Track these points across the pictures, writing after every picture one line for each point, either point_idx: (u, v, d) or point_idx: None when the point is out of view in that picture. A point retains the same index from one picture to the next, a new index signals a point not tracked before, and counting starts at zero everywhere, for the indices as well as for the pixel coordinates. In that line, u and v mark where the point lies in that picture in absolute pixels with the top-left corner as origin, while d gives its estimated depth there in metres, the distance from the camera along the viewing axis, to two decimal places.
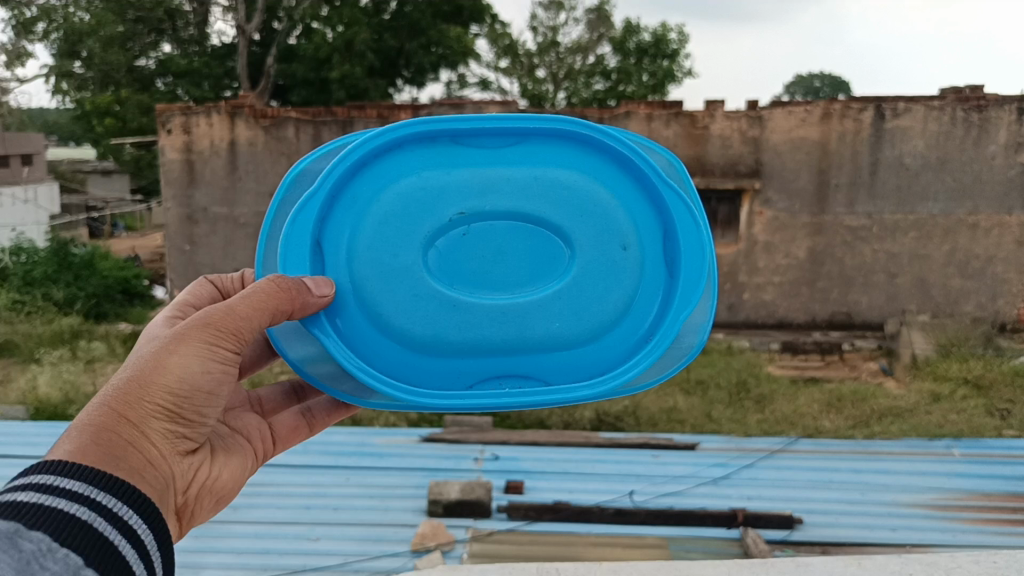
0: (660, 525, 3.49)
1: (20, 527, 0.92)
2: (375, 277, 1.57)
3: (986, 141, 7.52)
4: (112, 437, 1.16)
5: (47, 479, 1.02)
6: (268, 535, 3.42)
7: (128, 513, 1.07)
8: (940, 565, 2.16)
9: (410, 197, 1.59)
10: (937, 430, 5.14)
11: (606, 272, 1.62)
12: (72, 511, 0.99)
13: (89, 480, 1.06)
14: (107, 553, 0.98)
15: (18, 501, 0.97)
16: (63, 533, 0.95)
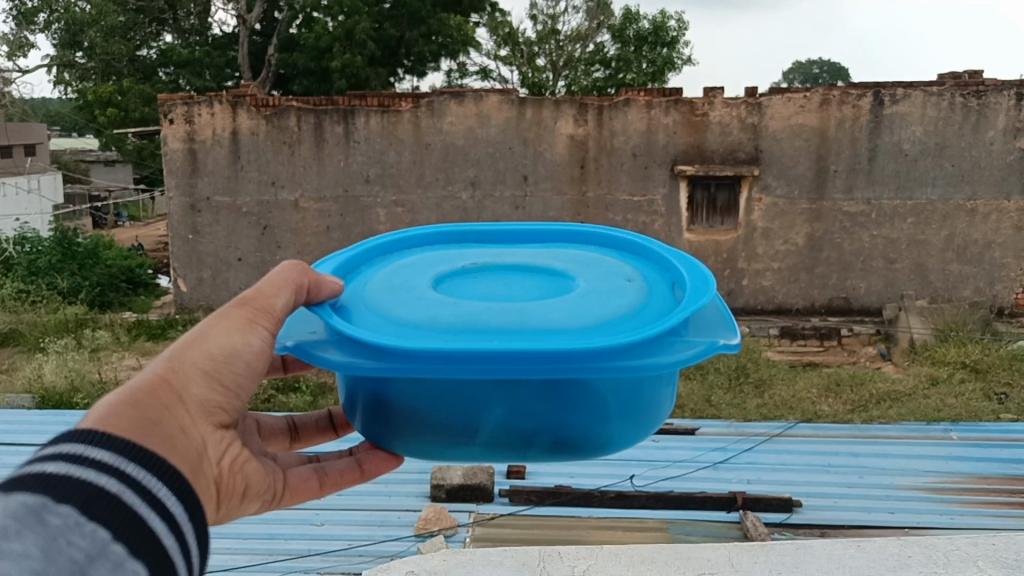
0: (660, 508, 3.54)
1: (40, 502, 0.67)
2: (373, 294, 1.34)
3: (985, 127, 7.55)
4: (120, 402, 0.83)
5: (70, 441, 0.73)
6: (275, 520, 3.47)
7: (170, 488, 0.78)
8: (938, 547, 2.21)
9: (421, 262, 1.53)
10: (935, 414, 5.19)
11: (612, 293, 1.34)
12: (105, 482, 0.72)
13: (119, 447, 0.76)
14: (145, 539, 0.71)
15: (40, 468, 0.70)
16: (94, 512, 0.69)
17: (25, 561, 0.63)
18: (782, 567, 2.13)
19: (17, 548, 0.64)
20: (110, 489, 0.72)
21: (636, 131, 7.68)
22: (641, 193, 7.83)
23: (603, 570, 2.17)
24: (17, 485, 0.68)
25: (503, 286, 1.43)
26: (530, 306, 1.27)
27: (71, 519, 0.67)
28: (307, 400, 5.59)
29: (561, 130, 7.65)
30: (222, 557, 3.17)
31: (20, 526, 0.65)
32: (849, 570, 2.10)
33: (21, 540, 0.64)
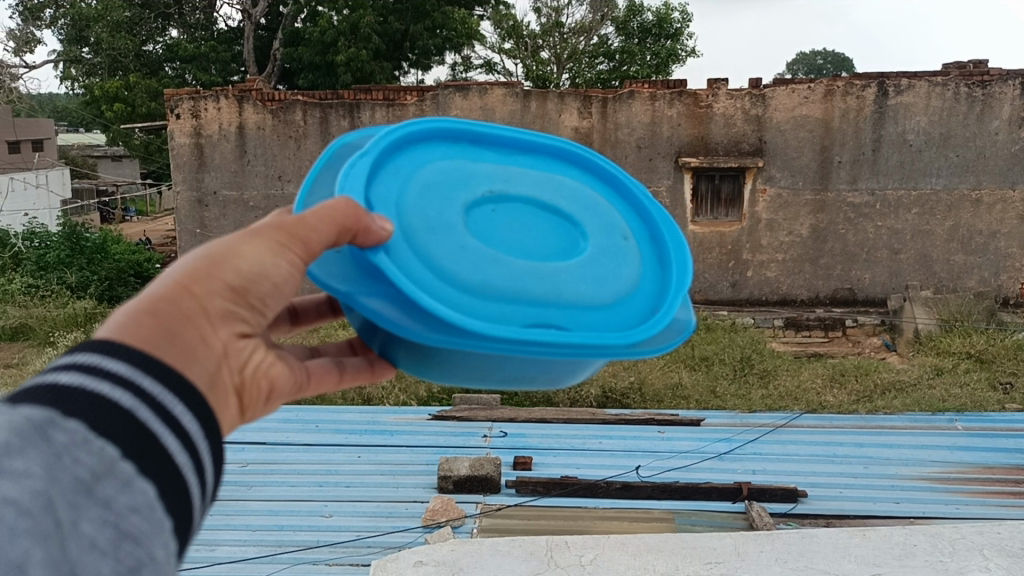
0: (666, 499, 3.57)
1: (46, 416, 0.57)
2: (413, 227, 1.04)
3: (989, 116, 7.55)
4: (142, 313, 0.69)
5: (86, 349, 0.63)
6: (284, 513, 3.52)
7: (192, 403, 0.66)
8: (944, 536, 2.23)
9: (442, 171, 1.17)
10: (941, 403, 5.21)
11: (614, 252, 1.17)
12: (120, 396, 0.61)
13: (143, 355, 0.64)
14: (157, 460, 0.61)
15: (52, 377, 0.60)
16: (104, 426, 0.59)
17: (25, 483, 0.55)
18: (788, 555, 2.16)
19: (19, 467, 0.55)
20: (126, 404, 0.61)
21: (640, 124, 7.70)
22: (646, 184, 7.85)
23: (610, 559, 2.19)
24: (24, 398, 0.59)
25: (512, 209, 1.17)
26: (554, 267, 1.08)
27: (78, 436, 0.57)
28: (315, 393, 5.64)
29: (565, 123, 7.68)
30: (232, 549, 3.21)
31: (23, 444, 0.56)
32: (854, 559, 2.12)
33: (22, 458, 0.55)
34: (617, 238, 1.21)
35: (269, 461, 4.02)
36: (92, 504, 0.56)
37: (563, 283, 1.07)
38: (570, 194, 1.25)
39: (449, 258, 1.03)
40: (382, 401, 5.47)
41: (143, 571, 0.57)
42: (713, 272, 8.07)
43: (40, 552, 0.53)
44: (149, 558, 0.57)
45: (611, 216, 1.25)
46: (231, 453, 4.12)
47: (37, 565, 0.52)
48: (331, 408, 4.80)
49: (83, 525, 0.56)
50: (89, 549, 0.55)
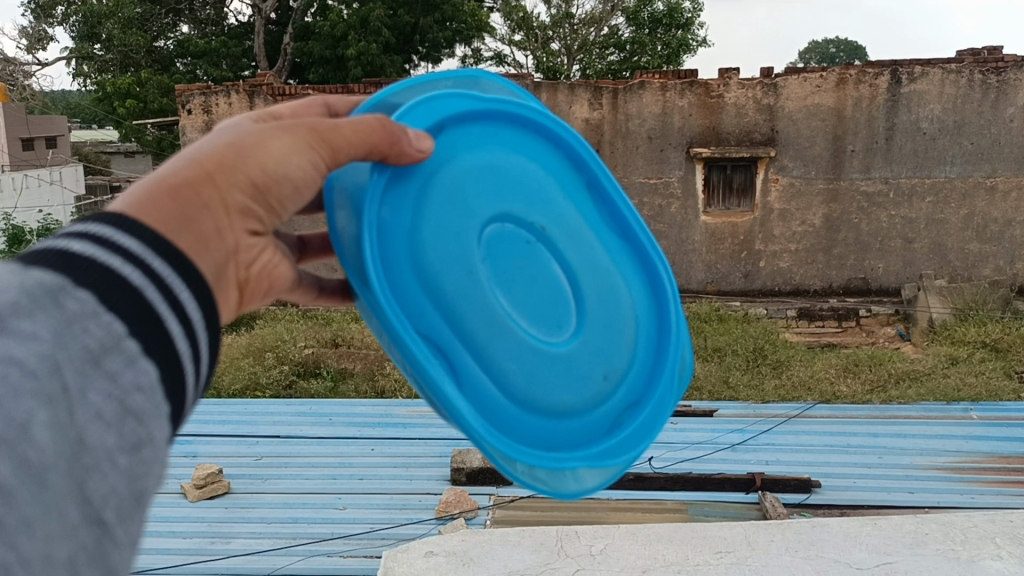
0: (678, 489, 3.57)
1: (58, 282, 0.55)
2: (445, 196, 1.10)
3: (1004, 103, 7.50)
4: (158, 194, 0.66)
5: (99, 220, 0.60)
6: (298, 504, 3.54)
7: (199, 292, 0.63)
8: (956, 525, 2.22)
9: (526, 178, 1.19)
10: (956, 393, 5.18)
11: (583, 373, 1.15)
12: (130, 273, 0.58)
13: (155, 236, 0.62)
14: (162, 344, 0.58)
15: (62, 244, 0.57)
16: (115, 301, 0.56)
17: (32, 344, 0.53)
18: (798, 544, 2.15)
19: (26, 329, 0.53)
20: (134, 282, 0.58)
21: (651, 115, 7.68)
22: (657, 176, 7.82)
23: (620, 548, 2.19)
24: (34, 258, 0.56)
25: (540, 253, 1.18)
26: (502, 343, 1.09)
27: (89, 307, 0.55)
28: (328, 385, 5.67)
29: (576, 114, 7.66)
30: (247, 541, 3.23)
31: (32, 306, 0.53)
32: (865, 547, 2.12)
33: (30, 322, 0.53)
34: (598, 370, 1.17)
35: (284, 454, 4.05)
36: (98, 377, 0.55)
37: (491, 353, 1.08)
38: (609, 299, 1.21)
39: (435, 235, 1.08)
40: (395, 393, 5.48)
41: (142, 450, 0.56)
42: (725, 262, 8.03)
43: (45, 415, 0.52)
44: (149, 437, 0.57)
45: (625, 344, 1.21)
46: (245, 446, 4.15)
47: (41, 428, 0.51)
48: (344, 400, 4.82)
49: (88, 394, 0.54)
50: (94, 420, 0.54)
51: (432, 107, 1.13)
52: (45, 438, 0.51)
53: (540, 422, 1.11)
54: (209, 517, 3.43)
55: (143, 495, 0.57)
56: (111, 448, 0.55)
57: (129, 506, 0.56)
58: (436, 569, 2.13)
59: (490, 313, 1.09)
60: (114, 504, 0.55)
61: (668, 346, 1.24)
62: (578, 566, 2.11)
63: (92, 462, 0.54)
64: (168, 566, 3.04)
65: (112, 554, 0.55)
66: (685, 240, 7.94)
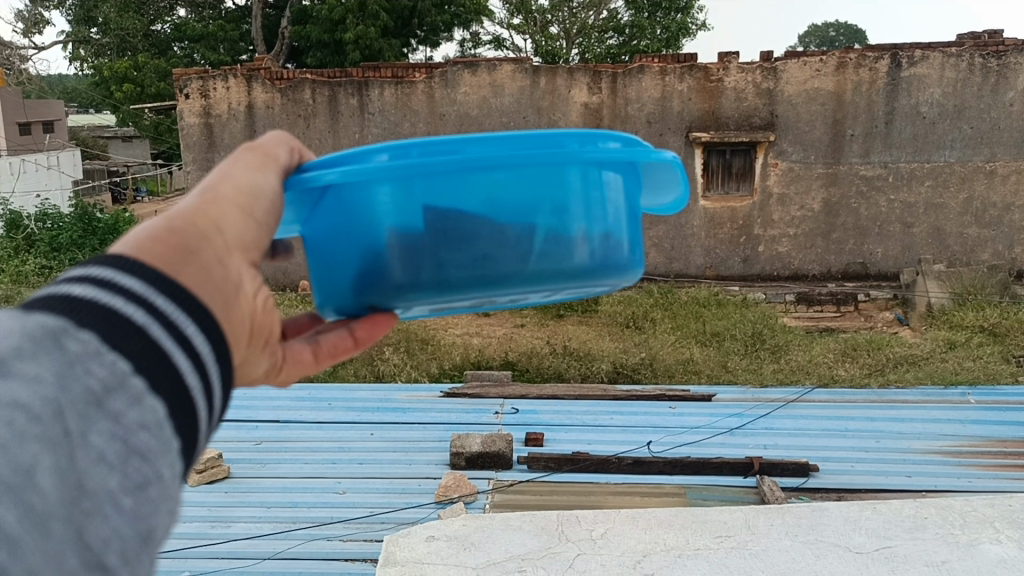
0: (677, 474, 3.58)
1: (60, 325, 0.50)
2: None
3: (1005, 87, 7.49)
4: (157, 234, 0.61)
5: (99, 263, 0.55)
6: (298, 489, 3.55)
7: (204, 324, 0.57)
8: (955, 509, 2.23)
9: None
10: (953, 377, 5.19)
11: None
12: (133, 313, 0.53)
13: (156, 273, 0.56)
14: (169, 381, 0.53)
15: (63, 289, 0.53)
16: (120, 340, 0.52)
17: (35, 387, 0.48)
18: (798, 528, 2.16)
19: (29, 371, 0.48)
20: (137, 321, 0.53)
21: (650, 99, 7.66)
22: None
23: (620, 533, 2.20)
24: (33, 306, 0.51)
25: None
26: None
27: (91, 348, 0.50)
28: (327, 369, 5.68)
29: (574, 98, 7.65)
30: (247, 525, 3.25)
31: (34, 349, 0.49)
32: (865, 532, 2.13)
33: (33, 363, 0.48)
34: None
35: (283, 439, 4.06)
36: (102, 418, 0.50)
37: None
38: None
39: None
40: (394, 378, 5.49)
41: (148, 490, 0.51)
42: (724, 247, 8.02)
43: (50, 460, 0.47)
44: (156, 477, 0.51)
45: None
46: (245, 431, 4.16)
47: (47, 472, 0.47)
48: (343, 385, 4.83)
49: (91, 437, 0.49)
50: (96, 463, 0.49)
51: None
52: (49, 483, 0.47)
53: None
54: (209, 502, 3.44)
55: (150, 536, 0.51)
56: (115, 490, 0.49)
57: (135, 549, 0.50)
58: (438, 553, 2.14)
59: None
60: (118, 548, 0.49)
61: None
62: (579, 550, 2.12)
63: (93, 507, 0.48)
64: (169, 551, 3.05)
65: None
66: (684, 224, 7.94)
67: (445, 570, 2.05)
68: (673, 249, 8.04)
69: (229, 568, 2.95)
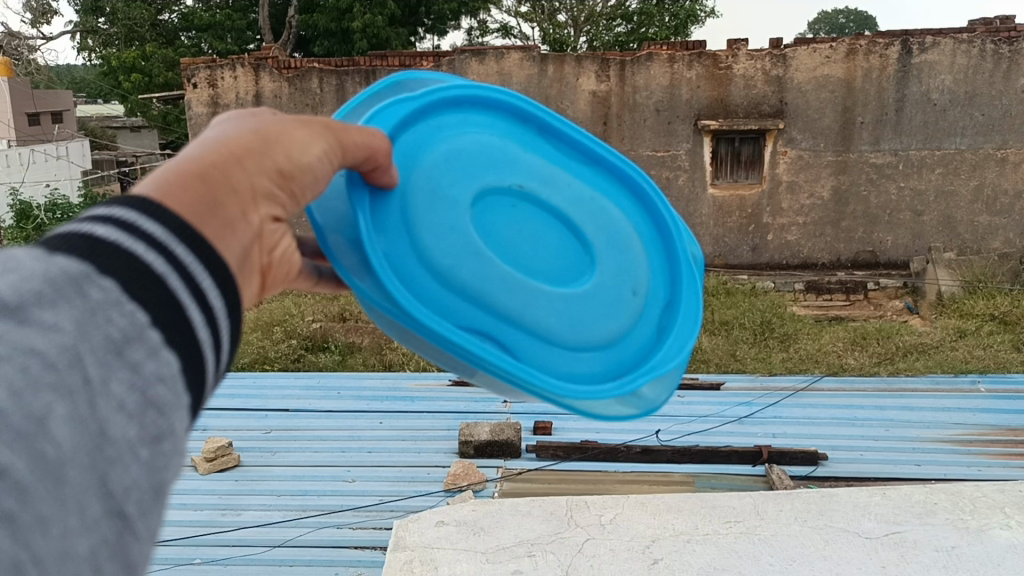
0: (686, 462, 3.58)
1: (83, 270, 0.49)
2: (427, 192, 1.04)
3: (1016, 74, 7.45)
4: (183, 180, 0.61)
5: (123, 202, 0.54)
6: (307, 477, 3.56)
7: (220, 276, 0.56)
8: (964, 494, 2.23)
9: (494, 145, 1.15)
10: (964, 365, 5.17)
11: (615, 297, 1.13)
12: (153, 260, 0.52)
13: (179, 220, 0.56)
14: (183, 334, 0.52)
15: (85, 228, 0.52)
16: (141, 289, 0.51)
17: (53, 336, 0.47)
18: (807, 514, 2.16)
19: (48, 320, 0.47)
20: (157, 269, 0.52)
21: (659, 87, 7.64)
22: (665, 148, 7.78)
23: (629, 518, 2.20)
24: (56, 243, 0.51)
25: (541, 223, 1.13)
26: (524, 295, 1.04)
27: (112, 296, 0.50)
28: (335, 359, 5.68)
29: (583, 86, 7.63)
30: (257, 513, 3.27)
31: (55, 295, 0.48)
32: (874, 517, 2.12)
33: (52, 312, 0.47)
34: (625, 288, 1.15)
35: (293, 427, 4.09)
36: (120, 368, 0.49)
37: (531, 315, 1.03)
38: (603, 219, 1.19)
39: (433, 229, 1.02)
40: (403, 367, 5.50)
41: (163, 443, 0.51)
42: (733, 236, 7.99)
43: (64, 408, 0.47)
44: (171, 430, 0.51)
45: (638, 258, 1.20)
46: (254, 420, 4.18)
47: (60, 422, 0.46)
48: (351, 373, 4.85)
49: (111, 386, 0.49)
50: (116, 412, 0.49)
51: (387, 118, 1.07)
52: (63, 433, 0.46)
53: (592, 358, 1.08)
54: (220, 490, 3.46)
55: (162, 489, 0.51)
56: (133, 440, 0.49)
57: (149, 499, 0.50)
58: (447, 538, 2.14)
59: (501, 274, 1.04)
60: (136, 497, 0.49)
61: (672, 238, 1.25)
62: (587, 536, 2.13)
63: (114, 456, 0.48)
64: (180, 538, 3.07)
65: (132, 549, 0.49)
66: (692, 212, 7.91)
67: (455, 554, 2.06)
68: None
69: (239, 556, 2.97)
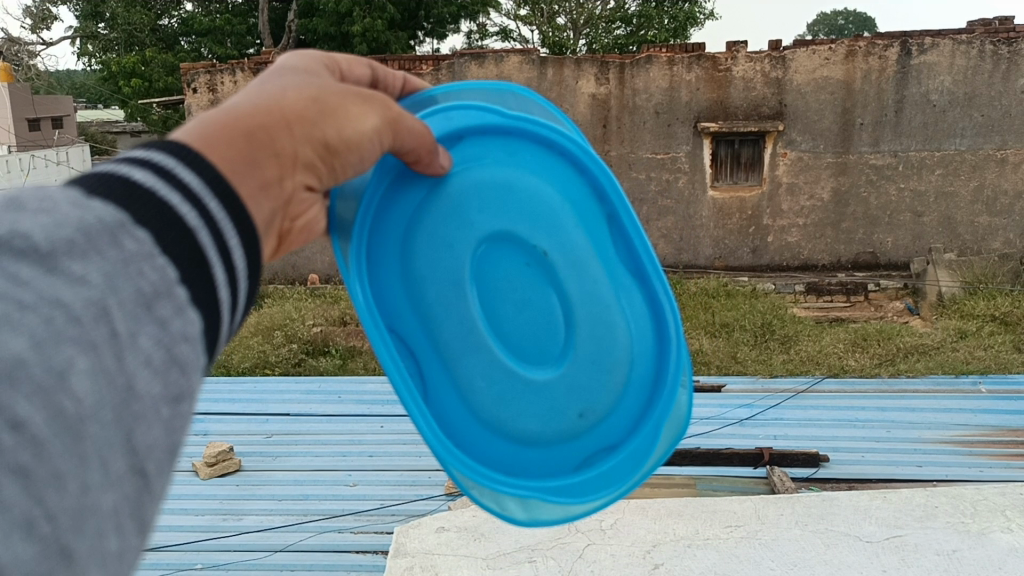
0: (686, 465, 3.56)
1: (119, 220, 0.52)
2: (444, 212, 1.15)
3: (1015, 75, 7.45)
4: (231, 134, 0.65)
5: (163, 151, 0.58)
6: (309, 481, 3.57)
7: (246, 235, 0.60)
8: (965, 498, 2.23)
9: (537, 206, 1.18)
10: (965, 366, 5.17)
11: (555, 402, 1.16)
12: (187, 213, 0.55)
13: (214, 173, 0.60)
14: (205, 291, 0.55)
15: (123, 171, 0.55)
16: (170, 243, 0.54)
17: (81, 289, 0.48)
18: (808, 518, 2.16)
19: (76, 272, 0.48)
20: (190, 223, 0.55)
21: (658, 89, 7.64)
22: (665, 151, 7.79)
23: (630, 523, 2.20)
24: (91, 187, 0.53)
25: (534, 297, 1.18)
26: (455, 351, 1.15)
27: (145, 248, 0.52)
28: (336, 362, 5.69)
29: (583, 89, 7.64)
30: (259, 518, 3.26)
31: (88, 244, 0.49)
32: (874, 520, 2.13)
33: (83, 262, 0.49)
34: (573, 406, 1.16)
35: (294, 431, 4.09)
36: (149, 322, 0.51)
37: (459, 367, 1.16)
38: (602, 335, 1.17)
39: (424, 243, 1.15)
40: None
41: (182, 403, 0.53)
42: (733, 238, 7.99)
43: (85, 362, 0.47)
44: (188, 392, 0.54)
45: (613, 387, 1.17)
46: (256, 424, 4.18)
47: (81, 375, 0.46)
48: (352, 377, 4.85)
49: (139, 339, 0.50)
50: (142, 367, 0.50)
51: (452, 116, 1.16)
52: (83, 387, 0.46)
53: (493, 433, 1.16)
54: (221, 495, 3.46)
55: (174, 451, 0.53)
56: (157, 398, 0.51)
57: (164, 460, 0.52)
58: (448, 544, 2.14)
59: (448, 323, 1.15)
60: (156, 457, 0.51)
61: (663, 396, 1.18)
62: (588, 541, 2.13)
63: (139, 412, 0.50)
64: (182, 543, 3.07)
65: (147, 508, 0.50)
66: (692, 214, 7.91)
67: (455, 561, 2.06)
68: (681, 239, 8.02)
69: (241, 561, 2.97)
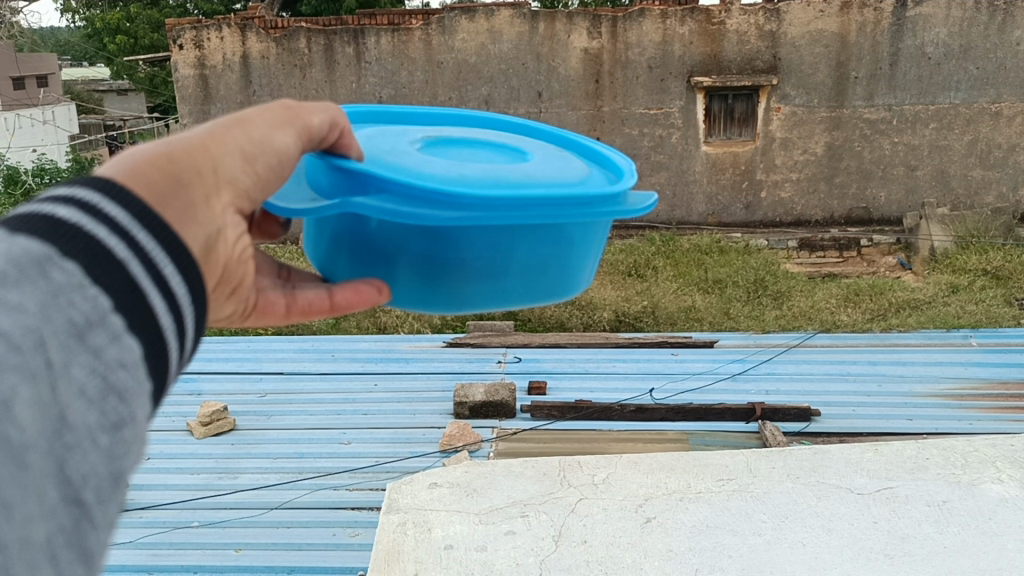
0: (679, 420, 3.60)
1: (44, 250, 0.49)
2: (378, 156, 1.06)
3: (1011, 26, 7.41)
4: (155, 163, 0.63)
5: (86, 182, 0.54)
6: (302, 440, 3.58)
7: (182, 262, 0.56)
8: (957, 449, 2.25)
9: (390, 134, 1.19)
10: (955, 321, 5.20)
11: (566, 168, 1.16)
12: (115, 245, 0.52)
13: (142, 204, 0.56)
14: (144, 319, 0.53)
15: (46, 208, 0.51)
16: (101, 272, 0.51)
17: (17, 317, 0.47)
18: (800, 471, 2.18)
19: (11, 300, 0.47)
20: (119, 255, 0.52)
21: (651, 43, 7.55)
22: (658, 106, 7.71)
23: (622, 477, 2.21)
24: (16, 222, 0.50)
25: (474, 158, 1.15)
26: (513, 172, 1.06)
27: (74, 280, 0.50)
28: (329, 322, 5.69)
29: (574, 43, 7.51)
30: (254, 476, 3.28)
31: (19, 276, 0.48)
32: (866, 473, 2.14)
33: (16, 292, 0.48)
34: (562, 157, 1.21)
35: (287, 390, 4.10)
36: (82, 351, 0.50)
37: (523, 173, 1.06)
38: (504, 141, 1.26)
39: (410, 166, 1.02)
40: (396, 329, 5.52)
41: (123, 430, 0.51)
42: (727, 193, 7.95)
43: (28, 391, 0.47)
44: (131, 417, 0.52)
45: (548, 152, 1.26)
46: (249, 384, 4.18)
47: (23, 406, 0.47)
48: (343, 336, 4.84)
49: (72, 370, 0.49)
50: (76, 397, 0.49)
51: None
52: (26, 416, 0.47)
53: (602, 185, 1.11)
54: (215, 453, 3.47)
55: (121, 477, 0.52)
56: (92, 427, 0.50)
57: (107, 487, 0.51)
58: (440, 500, 2.15)
59: (485, 167, 1.05)
60: (94, 485, 0.50)
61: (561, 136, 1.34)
62: (580, 495, 2.14)
63: (73, 442, 0.49)
64: (178, 502, 3.09)
65: (89, 537, 0.50)
66: (685, 169, 7.87)
67: (448, 516, 2.07)
68: (673, 195, 7.99)
69: (237, 518, 2.99)
